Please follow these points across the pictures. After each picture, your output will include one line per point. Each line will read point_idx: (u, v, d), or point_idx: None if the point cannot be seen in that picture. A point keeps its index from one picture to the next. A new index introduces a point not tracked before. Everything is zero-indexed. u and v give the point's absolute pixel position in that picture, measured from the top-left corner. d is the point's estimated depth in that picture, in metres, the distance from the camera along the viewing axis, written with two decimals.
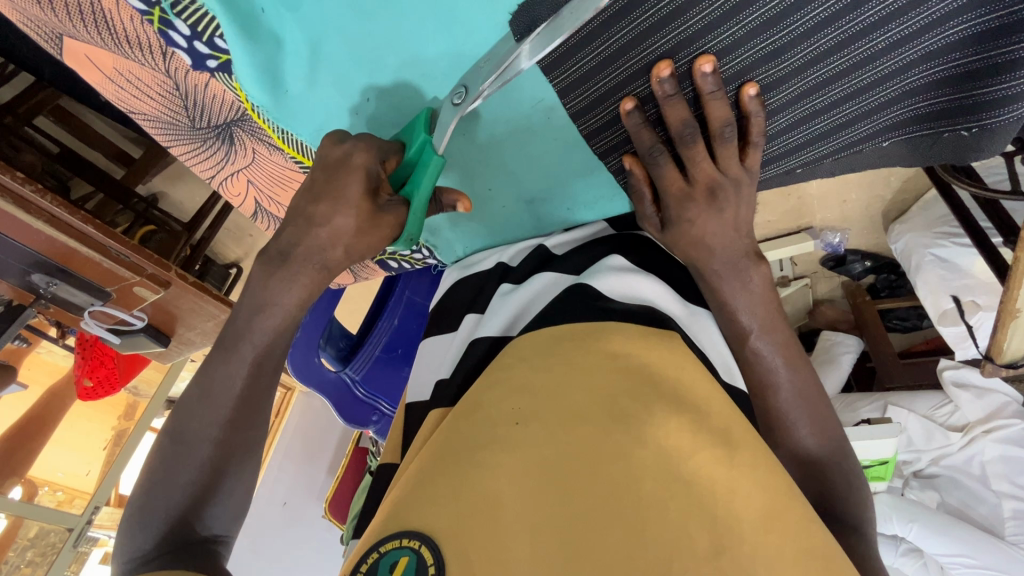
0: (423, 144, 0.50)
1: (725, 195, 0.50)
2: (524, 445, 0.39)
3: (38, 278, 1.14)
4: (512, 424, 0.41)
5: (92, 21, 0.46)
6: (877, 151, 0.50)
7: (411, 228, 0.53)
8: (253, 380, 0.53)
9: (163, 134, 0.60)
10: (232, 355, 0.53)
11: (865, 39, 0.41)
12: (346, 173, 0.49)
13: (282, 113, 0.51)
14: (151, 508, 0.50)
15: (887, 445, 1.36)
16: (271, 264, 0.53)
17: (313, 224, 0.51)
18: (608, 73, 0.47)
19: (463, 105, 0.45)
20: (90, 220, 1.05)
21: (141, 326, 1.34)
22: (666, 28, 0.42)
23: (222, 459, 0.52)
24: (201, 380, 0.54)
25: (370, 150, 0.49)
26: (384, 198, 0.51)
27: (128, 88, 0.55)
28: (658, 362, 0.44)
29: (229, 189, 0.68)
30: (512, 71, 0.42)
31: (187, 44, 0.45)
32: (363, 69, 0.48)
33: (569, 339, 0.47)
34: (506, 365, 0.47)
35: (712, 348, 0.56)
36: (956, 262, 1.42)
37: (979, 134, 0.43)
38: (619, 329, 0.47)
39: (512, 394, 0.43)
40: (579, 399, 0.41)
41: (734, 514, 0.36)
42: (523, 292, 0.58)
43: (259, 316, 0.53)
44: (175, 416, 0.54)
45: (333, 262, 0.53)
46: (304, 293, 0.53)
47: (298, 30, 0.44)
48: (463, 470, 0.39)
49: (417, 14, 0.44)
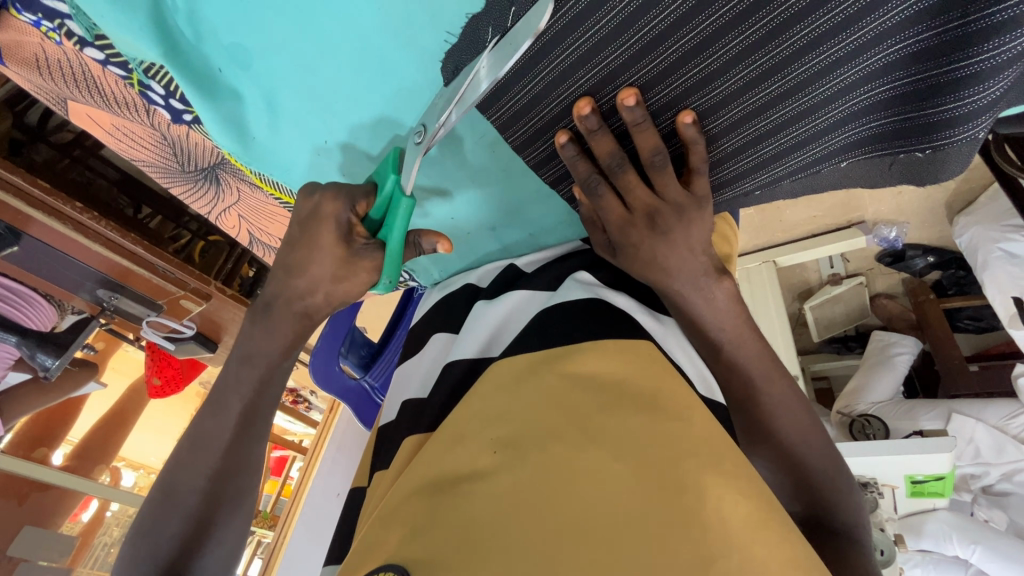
0: (395, 186, 0.49)
1: (668, 221, 0.49)
2: (501, 471, 0.36)
3: (102, 293, 1.27)
4: (491, 454, 0.38)
5: (86, 87, 0.53)
6: (835, 172, 0.48)
7: (388, 273, 0.52)
8: (239, 431, 0.58)
9: (164, 178, 0.67)
10: (221, 411, 0.57)
11: (799, 62, 0.39)
12: (319, 224, 0.51)
13: (254, 159, 0.56)
14: (156, 527, 0.56)
15: (940, 462, 1.24)
16: (265, 293, 0.55)
17: (292, 275, 0.53)
18: (541, 109, 0.47)
19: (425, 141, 0.46)
20: (139, 241, 1.16)
21: (192, 334, 1.46)
22: (590, 63, 0.43)
23: (213, 500, 0.58)
24: (207, 412, 0.58)
25: (338, 199, 0.50)
26: (360, 242, 0.51)
27: (126, 140, 0.61)
28: (634, 375, 0.42)
29: (225, 222, 0.74)
30: (470, 94, 0.42)
31: (164, 102, 0.51)
32: (320, 120, 0.52)
33: (544, 361, 0.46)
34: (481, 396, 0.45)
35: (687, 359, 0.53)
36: None
37: (934, 155, 0.41)
38: (586, 345, 0.46)
39: (491, 422, 0.41)
40: (553, 423, 0.38)
41: (721, 522, 0.32)
42: (496, 311, 0.59)
43: (246, 366, 0.57)
44: (168, 468, 0.59)
45: (314, 309, 0.55)
46: (299, 316, 0.56)
47: (253, 86, 0.48)
48: (448, 501, 0.37)
49: (353, 70, 0.47)
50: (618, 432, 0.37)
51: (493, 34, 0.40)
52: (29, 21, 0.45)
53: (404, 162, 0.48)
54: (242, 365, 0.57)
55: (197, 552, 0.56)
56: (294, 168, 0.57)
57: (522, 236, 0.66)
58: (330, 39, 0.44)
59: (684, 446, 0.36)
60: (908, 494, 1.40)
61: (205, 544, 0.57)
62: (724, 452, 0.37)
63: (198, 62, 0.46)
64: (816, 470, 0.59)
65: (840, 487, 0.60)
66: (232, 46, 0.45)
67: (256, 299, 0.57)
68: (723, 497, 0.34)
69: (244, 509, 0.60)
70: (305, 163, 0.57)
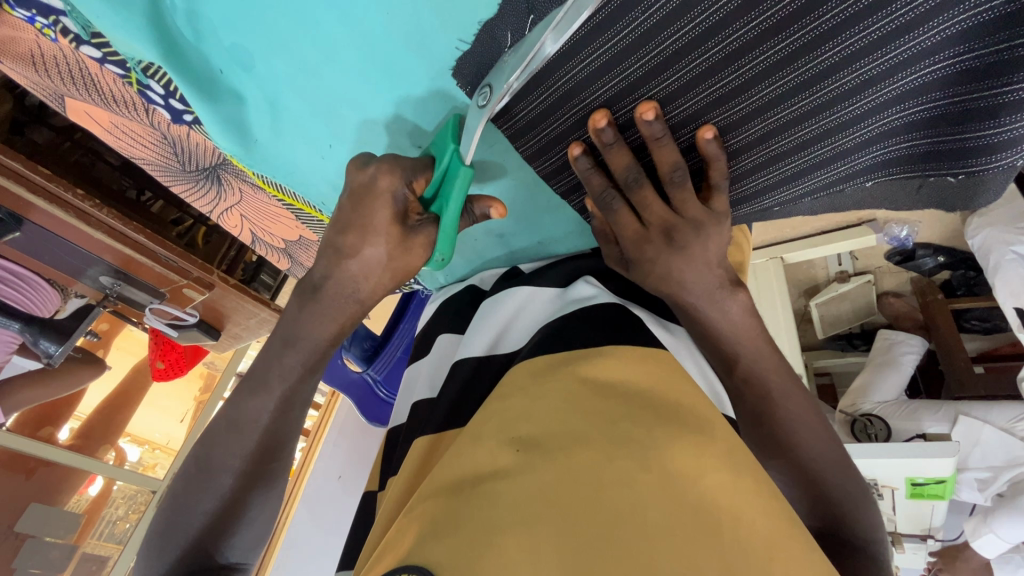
0: (452, 156, 0.46)
1: (684, 237, 0.47)
2: (522, 470, 0.34)
3: (106, 280, 1.25)
4: (512, 451, 0.36)
5: (83, 84, 0.51)
6: (859, 191, 0.46)
7: (440, 249, 0.48)
8: (279, 415, 0.53)
9: (165, 175, 0.65)
10: (261, 389, 0.52)
11: (830, 79, 0.37)
12: (373, 201, 0.46)
13: (257, 162, 0.55)
14: (167, 538, 0.52)
15: (944, 465, 1.22)
16: (304, 295, 0.51)
17: (341, 258, 0.48)
18: (553, 120, 0.46)
19: (491, 104, 0.40)
20: (141, 229, 1.14)
21: (195, 321, 1.44)
22: (609, 74, 0.40)
23: (243, 489, 0.53)
24: (229, 411, 0.53)
25: (393, 172, 0.45)
26: (414, 219, 0.48)
27: (124, 138, 0.60)
28: (659, 385, 0.41)
29: (228, 220, 0.73)
30: (538, 60, 0.37)
31: (164, 102, 0.49)
32: (325, 124, 0.50)
33: (560, 365, 0.44)
34: (502, 397, 0.42)
35: (698, 370, 0.51)
36: None
37: (967, 181, 0.39)
38: (608, 354, 0.44)
39: (514, 422, 0.38)
40: (579, 436, 0.35)
41: (743, 541, 0.31)
42: (503, 308, 0.58)
43: (290, 351, 0.52)
44: (201, 444, 0.54)
45: (366, 295, 0.50)
46: (336, 328, 0.51)
47: (256, 88, 0.46)
48: (470, 503, 0.33)
49: (359, 75, 0.45)
50: (649, 442, 0.35)
51: (511, 40, 0.39)
52: (23, 17, 0.43)
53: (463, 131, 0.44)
54: (285, 349, 0.52)
55: (227, 535, 0.53)
56: (298, 171, 0.56)
57: (530, 242, 0.64)
58: (338, 45, 0.42)
59: (706, 455, 0.35)
60: (906, 496, 1.39)
61: (231, 538, 0.53)
62: (746, 465, 0.36)
63: (198, 63, 0.44)
64: (832, 485, 0.58)
65: (857, 502, 0.58)
66: (234, 47, 0.43)
67: (289, 308, 0.52)
68: (747, 516, 0.33)
69: (262, 518, 0.56)
70: (307, 168, 0.56)
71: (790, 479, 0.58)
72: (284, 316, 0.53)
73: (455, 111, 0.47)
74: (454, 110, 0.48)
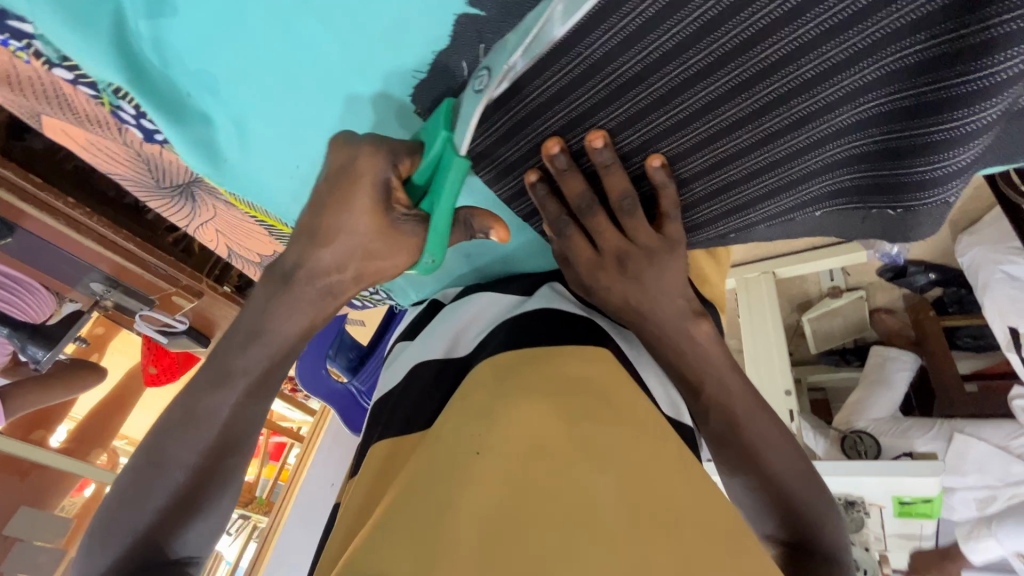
0: (444, 145, 0.42)
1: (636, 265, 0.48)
2: (480, 476, 0.32)
3: (97, 287, 1.26)
4: (472, 455, 0.33)
5: (60, 105, 0.52)
6: (808, 221, 0.47)
7: (431, 251, 0.44)
8: (243, 407, 0.49)
9: (142, 192, 0.66)
10: (222, 382, 0.47)
11: (769, 115, 0.38)
12: (352, 184, 0.41)
13: (226, 180, 0.56)
14: (107, 541, 0.48)
15: (929, 483, 1.20)
16: (274, 285, 0.45)
17: (316, 244, 0.43)
18: (512, 146, 0.47)
19: (488, 89, 0.37)
20: (132, 239, 1.15)
21: (184, 329, 1.44)
22: (563, 103, 0.41)
23: (194, 495, 0.49)
24: (184, 402, 0.49)
25: (378, 153, 0.41)
26: (399, 213, 0.42)
27: (100, 155, 0.61)
28: (618, 383, 0.39)
29: (203, 235, 0.74)
30: (543, 39, 0.35)
31: (136, 121, 0.51)
32: (291, 147, 0.52)
33: (528, 363, 0.42)
34: (463, 394, 0.40)
35: (660, 385, 0.51)
36: None
37: (906, 215, 0.40)
38: (576, 351, 0.43)
39: (469, 422, 0.36)
40: (531, 441, 0.33)
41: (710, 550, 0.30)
42: (464, 316, 0.58)
43: (254, 344, 0.47)
44: (150, 440, 0.49)
45: (340, 288, 0.46)
46: (306, 322, 0.47)
47: (223, 112, 0.48)
48: (427, 507, 0.31)
49: (320, 99, 0.46)
50: (609, 447, 0.33)
51: (484, 52, 0.40)
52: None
53: (459, 118, 0.41)
54: (248, 342, 0.47)
55: (178, 537, 0.49)
56: (265, 189, 0.58)
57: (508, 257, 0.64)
58: (303, 74, 0.44)
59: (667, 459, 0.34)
60: (895, 515, 1.36)
61: (181, 539, 0.50)
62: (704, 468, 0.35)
63: (165, 86, 0.45)
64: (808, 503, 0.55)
65: (831, 520, 0.56)
66: (201, 73, 0.44)
67: (254, 293, 0.46)
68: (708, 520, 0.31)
69: (217, 523, 0.53)
70: (273, 184, 0.57)
71: (766, 499, 0.55)
72: (249, 308, 0.47)
73: (448, 95, 0.44)
74: (450, 93, 0.44)
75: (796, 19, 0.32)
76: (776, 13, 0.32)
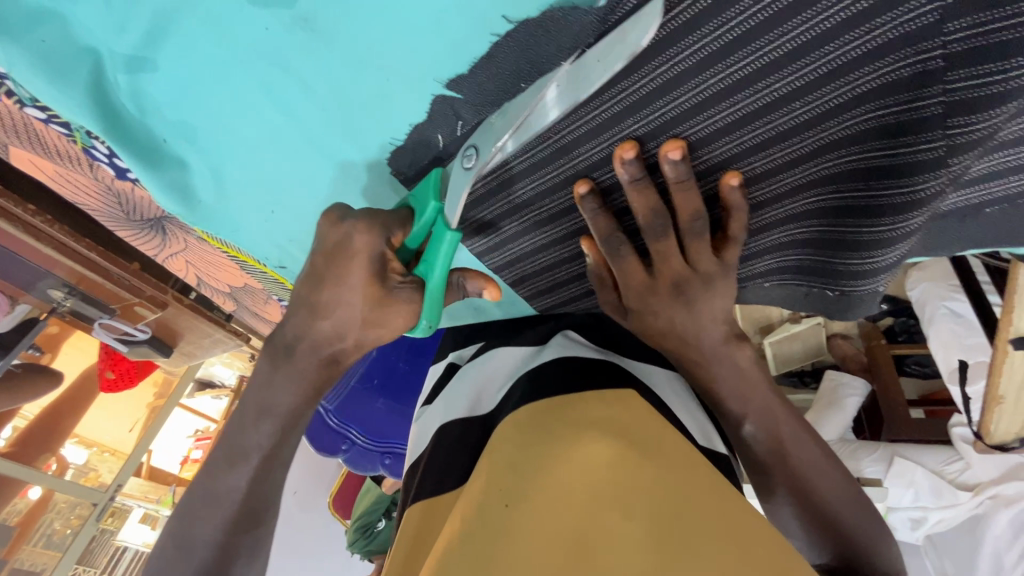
0: (434, 215, 0.45)
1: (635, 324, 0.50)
2: (518, 531, 0.33)
3: (54, 292, 1.19)
4: (504, 508, 0.35)
5: (29, 140, 0.52)
6: (758, 291, 0.51)
7: (428, 316, 0.46)
8: (257, 484, 0.49)
9: (112, 221, 0.66)
10: (239, 460, 0.48)
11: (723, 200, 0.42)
12: (349, 260, 0.43)
13: (201, 219, 0.56)
14: None
15: None
16: (276, 357, 0.48)
17: (317, 316, 0.46)
18: (493, 204, 0.50)
19: (477, 169, 0.39)
20: (94, 246, 1.10)
21: (145, 338, 1.41)
22: (543, 171, 0.45)
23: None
24: (203, 484, 0.49)
25: (372, 229, 0.43)
26: (395, 281, 0.45)
27: (69, 186, 0.60)
28: (642, 426, 0.41)
29: (172, 263, 0.74)
30: (534, 121, 0.36)
31: (108, 159, 0.51)
32: (269, 193, 0.53)
33: (552, 413, 0.43)
34: (498, 445, 0.41)
35: (683, 409, 0.51)
36: (973, 318, 1.15)
37: (844, 297, 0.45)
38: (597, 397, 0.44)
39: (504, 474, 0.37)
40: (561, 491, 0.35)
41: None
42: (484, 367, 0.59)
43: (265, 420, 0.48)
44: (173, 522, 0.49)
45: (345, 353, 0.48)
46: (308, 390, 0.48)
47: (200, 159, 0.48)
48: (475, 565, 0.32)
49: (300, 154, 0.47)
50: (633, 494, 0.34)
51: (462, 129, 0.42)
52: None
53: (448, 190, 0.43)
54: (259, 418, 0.48)
55: None
56: (240, 227, 0.58)
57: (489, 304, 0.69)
58: (283, 130, 0.44)
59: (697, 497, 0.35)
60: None
61: None
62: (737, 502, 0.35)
63: (140, 133, 0.45)
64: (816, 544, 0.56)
65: None
66: (177, 123, 0.45)
67: (259, 366, 0.49)
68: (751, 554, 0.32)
69: None
70: (247, 224, 0.58)
71: None
72: (254, 379, 0.49)
73: (435, 164, 0.46)
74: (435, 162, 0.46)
75: (759, 119, 0.36)
76: (741, 115, 0.36)
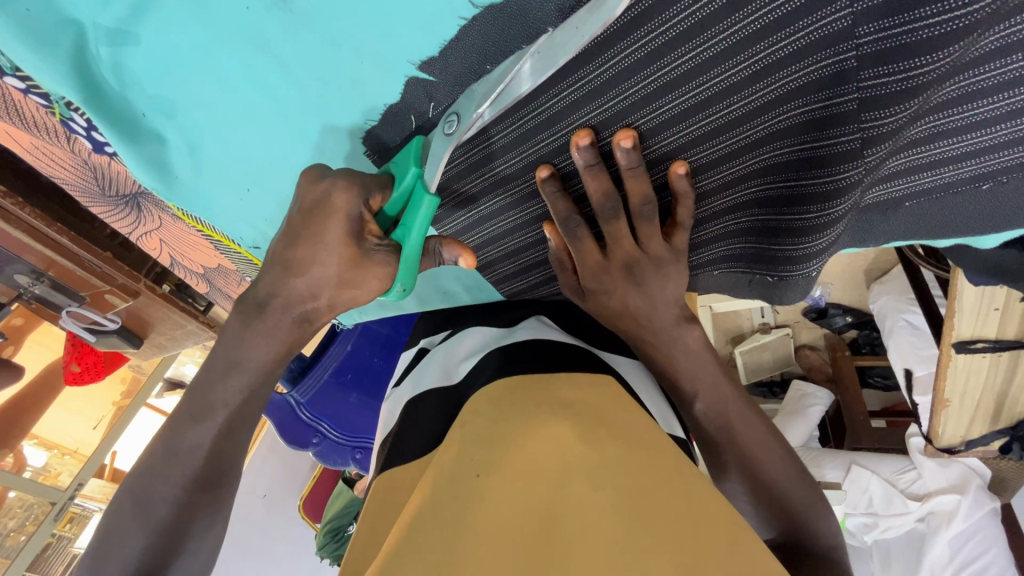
0: (415, 180, 0.45)
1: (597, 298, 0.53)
2: (483, 498, 0.34)
3: (22, 278, 1.16)
4: (473, 478, 0.36)
5: (6, 110, 0.53)
6: (714, 276, 0.55)
7: (402, 280, 0.48)
8: (222, 440, 0.50)
9: (85, 195, 0.66)
10: (203, 415, 0.49)
11: None
12: (326, 217, 0.44)
13: (175, 194, 0.58)
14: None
15: None
16: (246, 314, 0.48)
17: (290, 274, 0.46)
18: (469, 181, 0.53)
19: (457, 133, 0.41)
20: (65, 231, 1.08)
21: (115, 328, 1.39)
22: (515, 152, 0.48)
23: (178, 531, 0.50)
24: (164, 440, 0.50)
25: (350, 188, 0.44)
26: (371, 244, 0.46)
27: (44, 159, 0.61)
28: (606, 406, 0.43)
29: (146, 242, 0.75)
30: (511, 88, 0.39)
31: (85, 132, 0.52)
32: (246, 168, 0.55)
33: (520, 392, 0.45)
34: (470, 419, 0.43)
35: (647, 397, 0.53)
36: (927, 331, 1.38)
37: (780, 283, 0.48)
38: (567, 380, 0.46)
39: (475, 446, 0.39)
40: (528, 460, 0.36)
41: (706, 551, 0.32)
42: (454, 349, 0.60)
43: (232, 375, 0.49)
44: (136, 475, 0.50)
45: (315, 313, 0.49)
46: (282, 345, 0.49)
47: (179, 134, 0.50)
48: (441, 529, 0.33)
49: (276, 131, 0.49)
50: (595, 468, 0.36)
51: (434, 110, 0.45)
52: None
53: (428, 157, 0.44)
54: (227, 372, 0.49)
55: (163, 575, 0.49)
56: (216, 203, 0.60)
57: (459, 289, 0.71)
58: (261, 107, 0.47)
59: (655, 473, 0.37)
60: None
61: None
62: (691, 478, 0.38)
63: (120, 106, 0.47)
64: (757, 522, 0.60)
65: None
66: (158, 98, 0.46)
67: (230, 325, 0.50)
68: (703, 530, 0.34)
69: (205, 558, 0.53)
70: (223, 198, 0.59)
71: None
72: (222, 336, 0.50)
73: (417, 133, 0.47)
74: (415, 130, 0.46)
75: (704, 110, 0.40)
76: (686, 106, 0.40)
